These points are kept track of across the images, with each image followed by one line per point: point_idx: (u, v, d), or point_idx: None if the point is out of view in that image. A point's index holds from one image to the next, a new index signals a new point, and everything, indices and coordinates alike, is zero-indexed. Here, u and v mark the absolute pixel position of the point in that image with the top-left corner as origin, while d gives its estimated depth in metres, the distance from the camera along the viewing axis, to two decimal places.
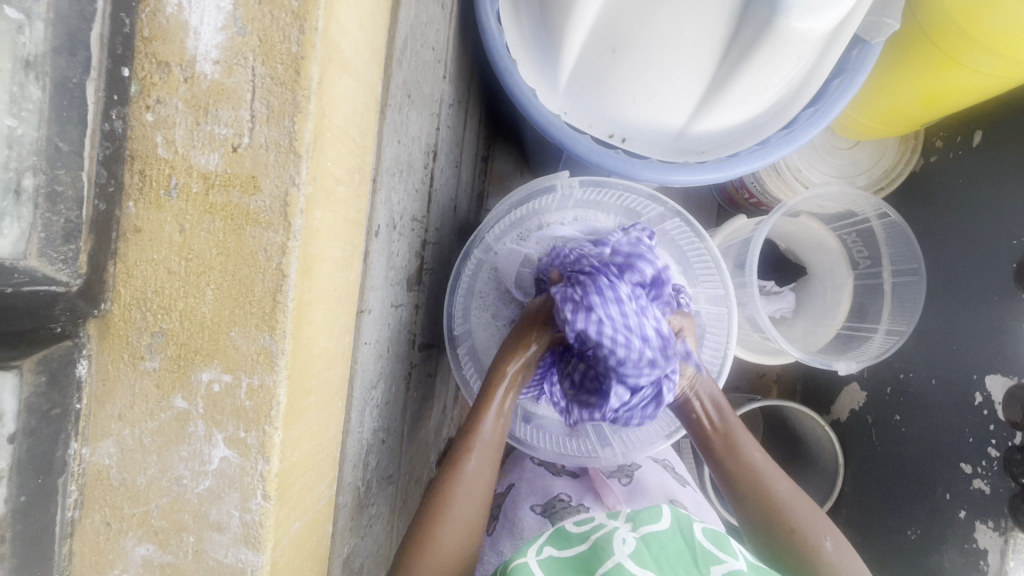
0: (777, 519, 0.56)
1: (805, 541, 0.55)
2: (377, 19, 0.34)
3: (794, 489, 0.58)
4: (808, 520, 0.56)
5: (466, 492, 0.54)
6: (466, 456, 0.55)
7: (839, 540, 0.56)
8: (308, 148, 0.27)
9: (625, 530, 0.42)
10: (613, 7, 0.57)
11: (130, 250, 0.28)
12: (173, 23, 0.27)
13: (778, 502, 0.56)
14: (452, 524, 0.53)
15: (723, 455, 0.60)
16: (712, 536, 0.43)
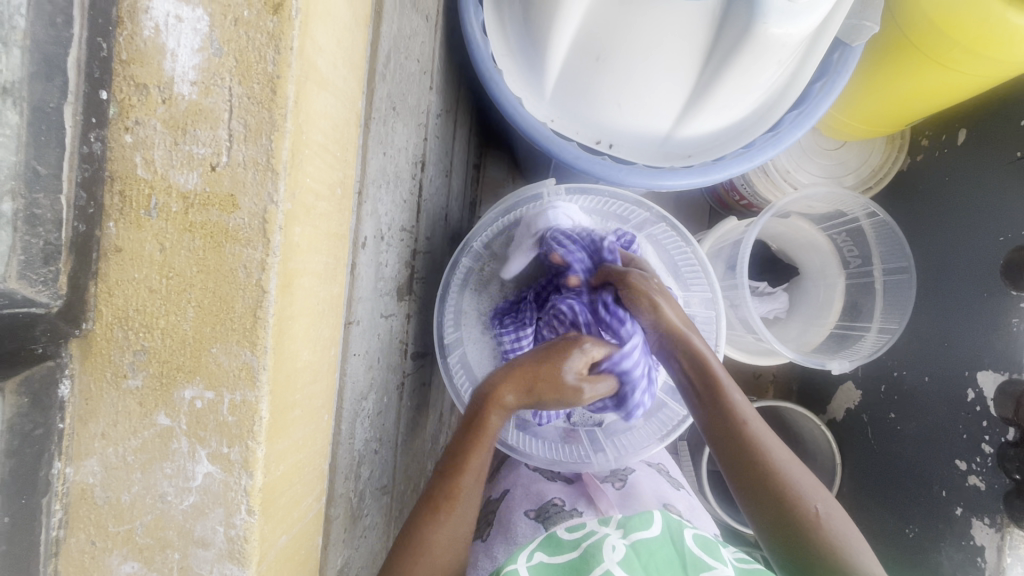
0: (762, 484, 0.48)
1: (794, 510, 0.47)
2: (354, 35, 0.35)
3: (784, 449, 0.50)
4: (798, 488, 0.48)
5: (451, 531, 0.49)
6: (452, 503, 0.49)
7: (836, 512, 0.47)
8: (286, 165, 0.27)
9: (616, 537, 0.42)
10: (595, 15, 0.57)
11: (111, 270, 0.28)
12: (150, 46, 0.27)
13: (766, 463, 0.49)
14: (434, 564, 0.48)
15: (704, 408, 0.53)
16: (703, 543, 0.42)
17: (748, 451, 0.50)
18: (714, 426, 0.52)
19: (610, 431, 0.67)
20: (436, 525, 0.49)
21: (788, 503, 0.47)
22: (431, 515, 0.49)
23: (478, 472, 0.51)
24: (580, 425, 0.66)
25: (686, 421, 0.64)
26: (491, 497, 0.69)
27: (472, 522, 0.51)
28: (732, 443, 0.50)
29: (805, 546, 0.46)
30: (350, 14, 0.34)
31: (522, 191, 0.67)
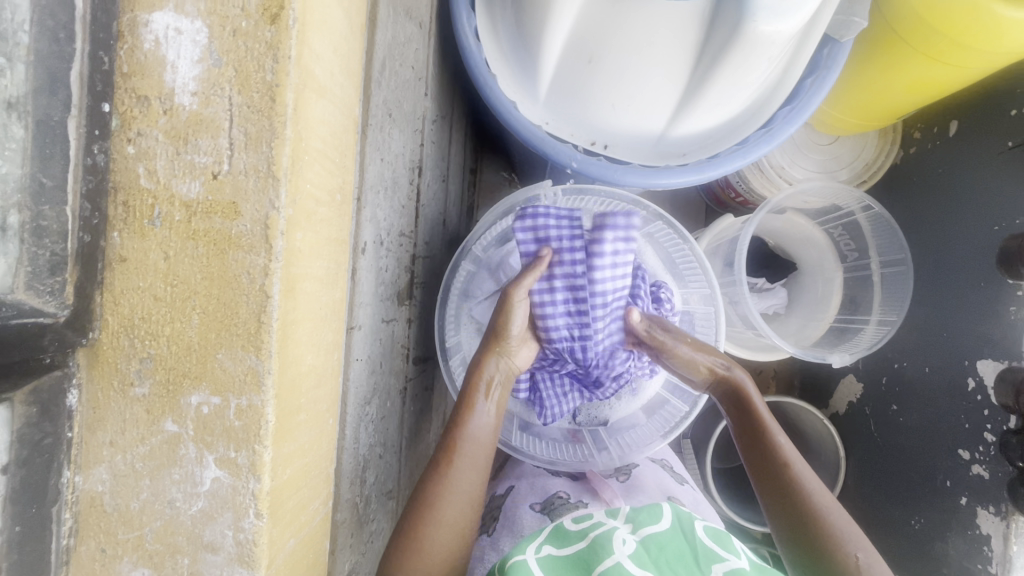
0: (805, 528, 0.52)
1: (835, 555, 0.51)
2: (351, 43, 0.36)
3: (829, 496, 0.53)
4: (839, 534, 0.51)
5: (454, 490, 0.52)
6: (451, 459, 0.53)
7: (876, 561, 0.51)
8: (286, 171, 0.28)
9: (626, 532, 0.42)
10: (587, 18, 0.58)
11: (116, 280, 0.28)
12: (150, 59, 0.28)
13: (809, 508, 0.53)
14: (437, 524, 0.51)
15: (751, 450, 0.57)
16: (714, 534, 0.43)
17: (792, 495, 0.54)
18: (759, 468, 0.56)
19: (613, 430, 0.68)
20: (440, 483, 0.52)
21: (829, 547, 0.51)
22: (434, 472, 0.53)
23: (479, 424, 0.56)
24: (586, 425, 0.68)
25: (688, 417, 0.66)
26: (495, 493, 0.68)
27: (478, 483, 0.54)
28: (777, 485, 0.54)
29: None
30: (346, 24, 0.35)
31: (520, 193, 0.68)
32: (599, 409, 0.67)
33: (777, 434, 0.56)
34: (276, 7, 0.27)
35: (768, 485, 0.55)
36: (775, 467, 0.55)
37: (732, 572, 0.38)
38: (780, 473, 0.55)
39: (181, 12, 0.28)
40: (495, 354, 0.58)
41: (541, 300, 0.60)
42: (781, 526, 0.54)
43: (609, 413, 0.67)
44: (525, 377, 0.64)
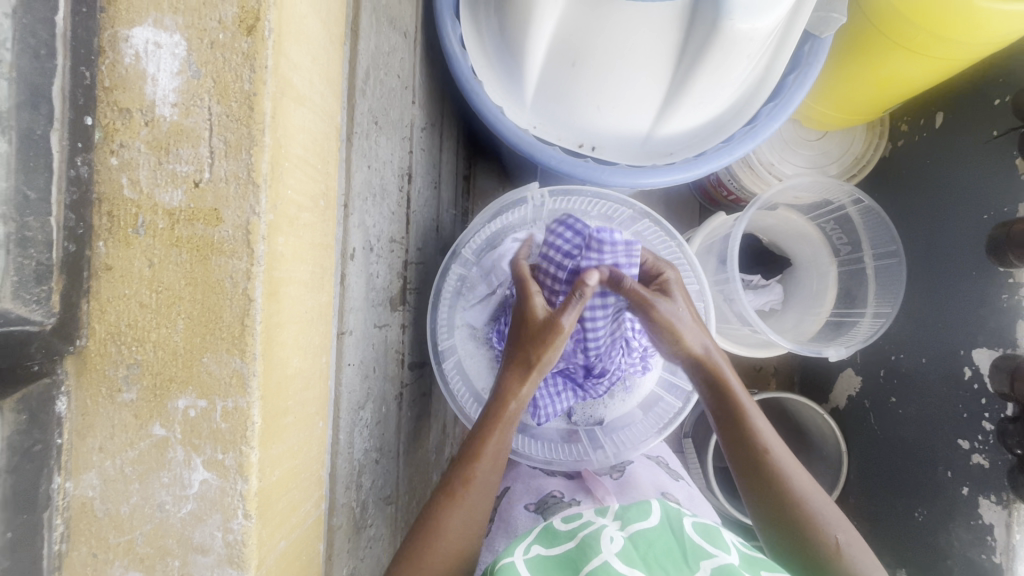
0: (786, 513, 0.53)
1: (815, 538, 0.52)
2: (330, 52, 0.36)
3: (809, 480, 0.54)
4: (818, 517, 0.52)
5: (466, 514, 0.52)
6: (465, 486, 0.53)
7: (854, 540, 0.52)
8: (266, 177, 0.28)
9: (614, 529, 0.43)
10: (569, 23, 0.59)
11: (102, 288, 0.29)
12: (132, 72, 0.29)
13: (788, 491, 0.53)
14: (446, 546, 0.50)
15: (733, 437, 0.56)
16: (702, 529, 0.42)
17: (773, 480, 0.54)
18: (741, 454, 0.56)
19: (608, 428, 0.69)
20: (449, 506, 0.52)
21: (807, 530, 0.52)
22: (446, 498, 0.52)
23: (496, 452, 0.55)
24: (582, 424, 0.69)
25: (681, 413, 0.67)
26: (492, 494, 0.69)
27: (488, 506, 0.54)
28: (759, 471, 0.55)
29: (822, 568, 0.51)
30: (325, 34, 0.35)
31: (508, 196, 0.68)
32: (594, 408, 0.69)
33: (758, 419, 0.56)
34: (252, 19, 0.28)
35: (749, 471, 0.55)
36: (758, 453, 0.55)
37: (719, 568, 0.38)
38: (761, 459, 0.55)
39: (160, 26, 0.28)
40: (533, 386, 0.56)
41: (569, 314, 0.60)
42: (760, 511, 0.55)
43: (605, 412, 0.69)
44: None
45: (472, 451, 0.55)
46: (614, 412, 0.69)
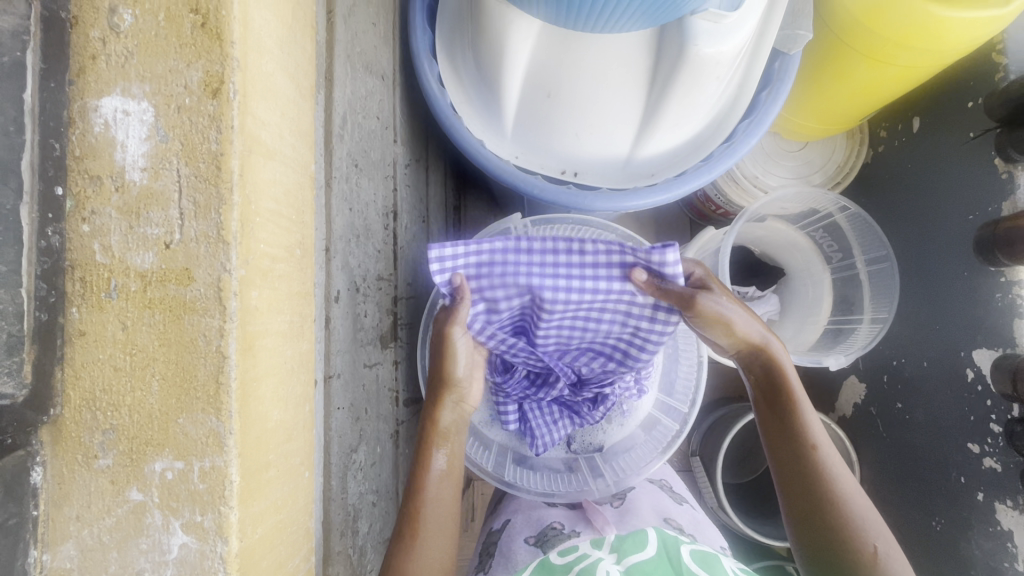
0: (822, 513, 0.52)
1: (847, 542, 0.51)
2: (300, 106, 0.37)
3: (855, 484, 0.52)
4: (856, 523, 0.51)
5: (423, 563, 0.51)
6: (416, 526, 0.52)
7: (893, 552, 0.50)
8: (236, 235, 0.29)
9: (610, 563, 0.46)
10: (541, 56, 0.61)
11: (76, 353, 0.29)
12: (101, 140, 0.29)
13: (830, 492, 0.52)
14: None
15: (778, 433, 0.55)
16: (700, 558, 0.46)
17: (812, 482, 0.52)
18: (782, 453, 0.54)
19: (609, 455, 0.69)
20: (408, 552, 0.51)
21: (842, 535, 0.51)
22: (399, 542, 0.52)
23: (439, 478, 0.54)
24: (582, 452, 0.69)
25: (680, 435, 0.67)
26: (493, 527, 0.70)
27: (447, 549, 0.53)
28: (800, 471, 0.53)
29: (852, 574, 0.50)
30: (294, 89, 0.37)
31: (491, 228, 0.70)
32: (592, 435, 0.69)
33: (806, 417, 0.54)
34: (217, 82, 0.29)
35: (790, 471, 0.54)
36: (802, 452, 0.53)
37: None
38: (802, 460, 0.53)
39: (128, 95, 0.29)
40: (448, 402, 0.57)
41: (480, 327, 0.57)
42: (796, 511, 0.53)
43: (603, 438, 0.69)
44: (514, 411, 0.65)
45: (418, 483, 0.54)
46: (612, 437, 0.68)
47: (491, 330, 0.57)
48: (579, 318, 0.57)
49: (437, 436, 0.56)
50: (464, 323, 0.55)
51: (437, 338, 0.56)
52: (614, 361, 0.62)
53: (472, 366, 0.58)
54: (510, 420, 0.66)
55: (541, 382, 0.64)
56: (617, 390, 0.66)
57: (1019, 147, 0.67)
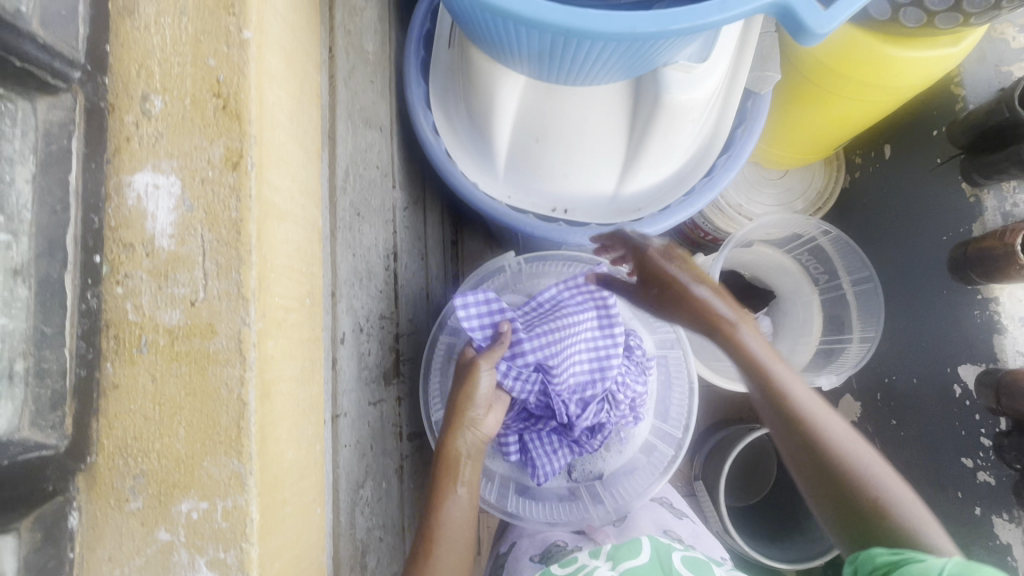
0: (825, 470, 0.54)
1: (856, 495, 0.52)
2: (308, 169, 0.41)
3: (849, 435, 0.54)
4: (863, 477, 0.52)
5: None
6: (431, 546, 0.55)
7: (901, 495, 0.52)
8: (255, 291, 0.32)
9: (606, 568, 0.57)
10: (528, 107, 0.66)
11: (110, 405, 0.32)
12: (133, 211, 0.33)
13: (825, 450, 0.54)
14: None
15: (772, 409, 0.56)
16: (688, 562, 0.58)
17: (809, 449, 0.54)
18: (778, 427, 0.56)
19: (609, 482, 0.71)
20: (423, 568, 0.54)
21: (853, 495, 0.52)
22: (417, 559, 0.55)
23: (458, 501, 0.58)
24: (583, 481, 0.70)
25: (677, 459, 0.69)
26: (500, 550, 0.74)
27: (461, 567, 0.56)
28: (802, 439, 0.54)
29: (868, 526, 0.52)
30: (303, 154, 0.40)
31: (486, 265, 0.73)
32: (592, 463, 0.70)
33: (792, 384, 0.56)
34: (236, 157, 0.32)
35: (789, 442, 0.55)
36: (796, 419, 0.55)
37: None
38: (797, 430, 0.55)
39: (158, 170, 0.33)
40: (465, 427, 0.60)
41: (506, 369, 0.63)
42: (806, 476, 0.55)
43: (603, 465, 0.70)
44: (514, 442, 0.67)
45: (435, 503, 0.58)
46: (612, 465, 0.70)
47: (517, 369, 0.63)
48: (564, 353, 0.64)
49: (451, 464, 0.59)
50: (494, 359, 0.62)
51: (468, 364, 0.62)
52: (598, 386, 0.66)
53: (492, 398, 0.62)
54: (511, 450, 0.68)
55: (546, 424, 0.67)
56: (610, 417, 0.67)
57: (982, 171, 0.72)
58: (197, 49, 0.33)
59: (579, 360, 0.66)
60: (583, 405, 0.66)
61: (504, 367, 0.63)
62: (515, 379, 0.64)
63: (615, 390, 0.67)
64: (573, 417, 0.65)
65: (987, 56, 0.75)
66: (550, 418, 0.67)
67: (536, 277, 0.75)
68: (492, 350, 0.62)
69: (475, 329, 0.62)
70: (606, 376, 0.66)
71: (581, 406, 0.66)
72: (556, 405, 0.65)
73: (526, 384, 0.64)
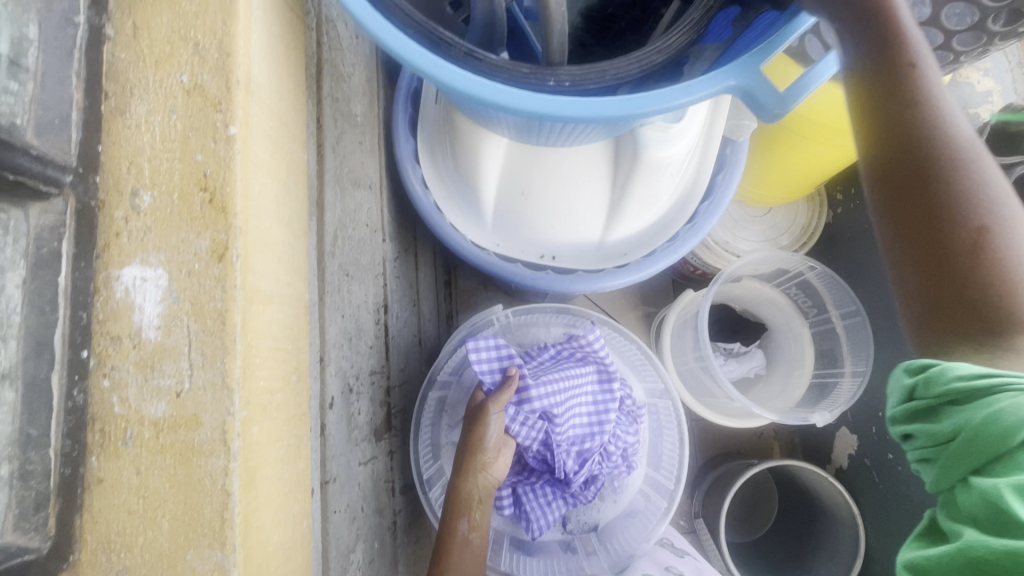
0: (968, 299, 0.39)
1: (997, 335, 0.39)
2: (295, 246, 0.43)
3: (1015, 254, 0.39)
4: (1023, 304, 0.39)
5: None
6: None
7: None
8: (238, 380, 0.33)
9: None
10: (512, 164, 0.68)
11: (94, 499, 0.32)
12: (121, 303, 0.34)
13: (980, 274, 0.39)
14: None
15: (909, 194, 0.41)
16: None
17: (976, 294, 0.39)
18: (902, 210, 0.41)
19: (604, 536, 0.70)
20: None
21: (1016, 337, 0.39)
22: None
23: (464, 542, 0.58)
24: (579, 532, 0.70)
25: (671, 507, 0.68)
26: None
27: None
28: (924, 255, 0.40)
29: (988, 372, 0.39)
30: (290, 234, 0.42)
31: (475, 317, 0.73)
32: (587, 515, 0.70)
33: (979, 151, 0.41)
34: (222, 248, 0.34)
35: (914, 263, 0.41)
36: (935, 239, 0.40)
37: None
38: (958, 250, 0.39)
39: (145, 264, 0.34)
40: (474, 472, 0.61)
41: (513, 413, 0.64)
42: (1001, 325, 0.39)
43: (599, 516, 0.70)
44: (508, 494, 0.67)
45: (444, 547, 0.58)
46: (605, 517, 0.70)
47: (524, 414, 0.64)
48: (565, 405, 0.65)
49: (462, 503, 0.60)
50: (501, 402, 0.63)
51: (471, 416, 0.63)
52: (594, 440, 0.66)
53: (501, 442, 0.63)
54: (505, 502, 0.67)
55: (544, 476, 0.67)
56: (604, 471, 0.68)
57: None
58: (185, 145, 0.35)
59: (580, 414, 0.67)
60: (580, 458, 0.66)
61: (512, 410, 0.64)
62: (522, 425, 0.64)
63: (610, 446, 0.67)
64: (571, 471, 0.65)
65: (955, 99, 0.79)
66: (547, 469, 0.67)
67: (527, 325, 0.76)
68: (503, 391, 0.64)
69: (486, 375, 0.65)
70: (602, 430, 0.67)
71: (580, 459, 0.66)
72: (554, 455, 0.65)
73: (531, 432, 0.65)
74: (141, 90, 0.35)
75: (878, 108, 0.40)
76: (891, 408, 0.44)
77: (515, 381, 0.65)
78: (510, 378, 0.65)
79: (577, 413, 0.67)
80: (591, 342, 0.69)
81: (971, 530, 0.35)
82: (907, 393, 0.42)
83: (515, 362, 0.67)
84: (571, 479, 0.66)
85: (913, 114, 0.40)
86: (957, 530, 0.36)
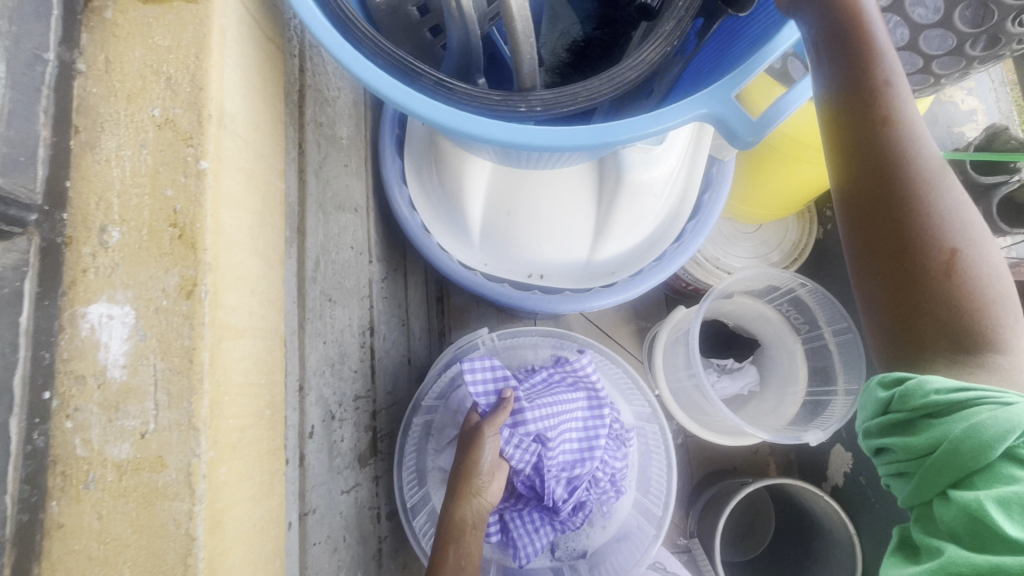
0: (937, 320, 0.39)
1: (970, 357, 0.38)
2: (271, 277, 0.42)
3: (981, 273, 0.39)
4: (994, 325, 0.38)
5: None
6: None
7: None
8: (205, 420, 0.32)
9: None
10: (497, 185, 0.68)
11: (53, 546, 0.31)
12: (87, 342, 0.33)
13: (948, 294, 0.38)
14: None
15: (875, 214, 0.40)
16: None
17: (942, 314, 0.38)
18: (869, 231, 0.41)
19: (593, 563, 0.69)
20: None
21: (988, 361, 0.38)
22: None
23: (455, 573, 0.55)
24: (568, 559, 0.69)
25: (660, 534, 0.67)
26: None
27: None
28: (891, 278, 0.40)
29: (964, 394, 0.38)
30: (265, 265, 0.42)
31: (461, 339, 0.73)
32: (576, 541, 0.69)
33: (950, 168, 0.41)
34: (191, 285, 0.33)
35: (883, 285, 0.40)
36: (902, 260, 0.39)
37: None
38: (925, 272, 0.39)
39: (112, 301, 0.33)
40: (469, 496, 0.59)
41: (508, 436, 0.63)
42: (969, 345, 0.38)
43: (587, 542, 0.69)
44: (495, 522, 0.66)
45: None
46: (594, 543, 0.69)
47: (519, 437, 0.63)
48: (556, 431, 0.64)
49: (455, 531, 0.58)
50: (497, 424, 0.62)
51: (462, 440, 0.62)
52: (584, 466, 0.66)
53: (495, 464, 0.62)
54: (493, 530, 0.66)
55: (534, 502, 0.66)
56: (592, 497, 0.67)
57: None
58: (155, 180, 0.34)
59: (571, 439, 0.66)
60: (569, 485, 0.65)
61: (507, 432, 0.63)
62: (517, 447, 0.64)
63: (598, 471, 0.67)
64: (560, 496, 0.65)
65: (940, 118, 0.79)
66: (535, 495, 0.65)
67: (514, 348, 0.75)
68: (499, 413, 0.63)
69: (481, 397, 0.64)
70: (591, 456, 0.66)
71: (569, 487, 0.65)
72: (545, 480, 0.63)
73: (524, 455, 0.64)
74: (112, 125, 0.35)
75: (852, 118, 0.39)
76: (863, 419, 0.42)
77: (509, 405, 0.63)
78: (504, 402, 0.64)
79: (566, 438, 0.66)
80: (581, 368, 0.69)
81: (951, 546, 0.33)
82: (881, 405, 0.40)
83: (509, 385, 0.65)
84: (562, 505, 0.65)
85: (881, 133, 0.39)
86: (937, 547, 0.34)
